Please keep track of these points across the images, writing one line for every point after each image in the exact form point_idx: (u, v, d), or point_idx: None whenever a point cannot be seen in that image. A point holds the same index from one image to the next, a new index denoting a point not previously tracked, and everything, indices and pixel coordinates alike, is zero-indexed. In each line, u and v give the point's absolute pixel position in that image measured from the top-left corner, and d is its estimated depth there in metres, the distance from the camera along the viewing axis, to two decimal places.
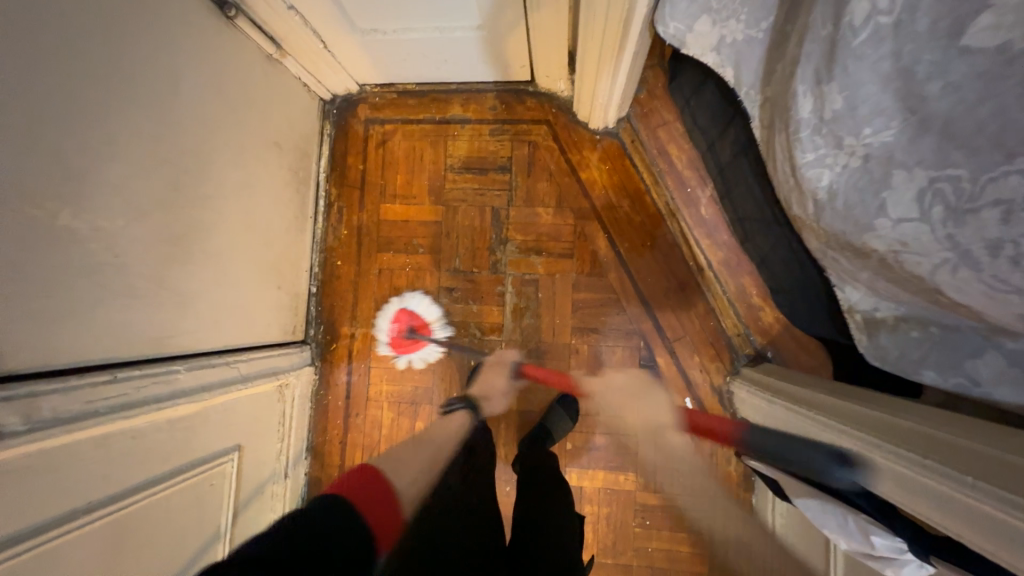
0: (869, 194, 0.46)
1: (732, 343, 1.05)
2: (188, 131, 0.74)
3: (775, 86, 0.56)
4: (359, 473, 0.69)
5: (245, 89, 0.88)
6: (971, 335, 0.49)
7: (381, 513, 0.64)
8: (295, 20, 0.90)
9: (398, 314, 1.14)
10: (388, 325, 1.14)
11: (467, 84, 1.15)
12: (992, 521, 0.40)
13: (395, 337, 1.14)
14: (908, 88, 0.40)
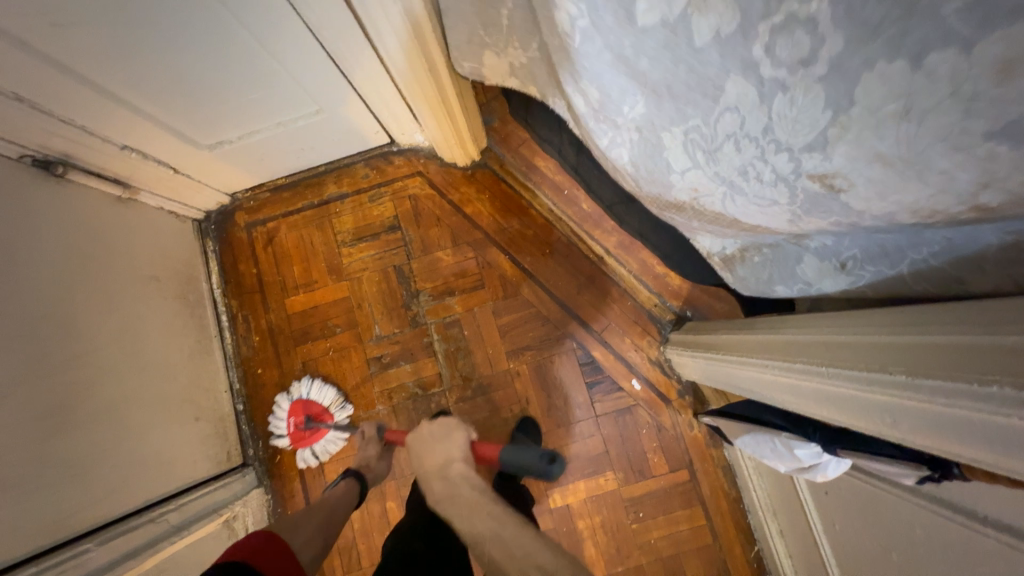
0: (657, 157, 0.52)
1: (654, 315, 1.09)
2: (39, 296, 0.71)
3: (562, 91, 0.63)
4: (265, 540, 0.67)
5: (99, 237, 0.86)
6: (788, 245, 0.54)
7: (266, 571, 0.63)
8: (133, 156, 0.89)
9: (294, 406, 1.08)
10: (285, 415, 1.08)
11: (334, 163, 1.18)
12: (930, 416, 0.37)
13: (294, 430, 1.07)
14: (631, 67, 0.46)
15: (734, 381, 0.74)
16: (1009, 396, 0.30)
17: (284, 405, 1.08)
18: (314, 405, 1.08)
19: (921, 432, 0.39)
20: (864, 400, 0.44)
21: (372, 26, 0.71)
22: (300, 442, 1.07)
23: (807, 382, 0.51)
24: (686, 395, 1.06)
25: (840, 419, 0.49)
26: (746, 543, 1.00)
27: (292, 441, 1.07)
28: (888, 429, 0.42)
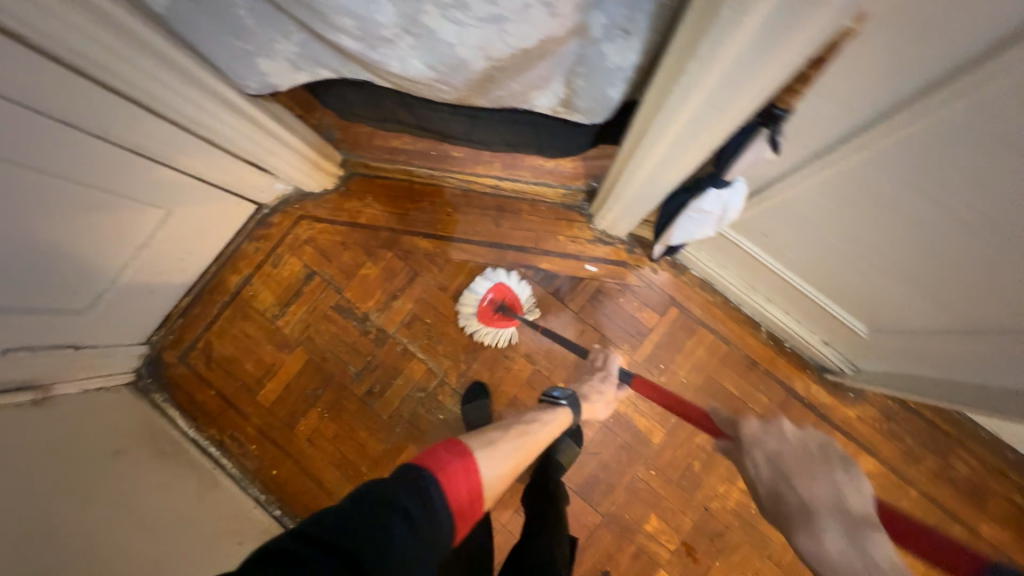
0: (434, 42, 0.56)
1: (570, 204, 1.14)
2: (10, 510, 0.68)
3: (336, 49, 0.65)
4: (459, 454, 0.60)
5: (37, 439, 0.82)
6: (582, 51, 0.59)
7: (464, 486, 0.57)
8: (23, 355, 0.86)
9: (496, 285, 1.10)
10: (483, 292, 1.10)
11: (221, 256, 1.17)
12: (731, 75, 0.42)
13: (486, 305, 1.10)
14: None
15: (643, 199, 0.79)
16: (735, 10, 0.37)
17: (484, 281, 1.10)
18: (516, 297, 1.10)
19: (734, 97, 0.44)
20: (695, 112, 0.48)
21: (148, 96, 0.72)
22: (486, 319, 1.10)
23: (664, 141, 0.57)
24: (636, 249, 1.12)
25: (702, 148, 0.54)
26: (753, 330, 1.07)
27: (480, 316, 1.10)
28: (723, 119, 0.47)
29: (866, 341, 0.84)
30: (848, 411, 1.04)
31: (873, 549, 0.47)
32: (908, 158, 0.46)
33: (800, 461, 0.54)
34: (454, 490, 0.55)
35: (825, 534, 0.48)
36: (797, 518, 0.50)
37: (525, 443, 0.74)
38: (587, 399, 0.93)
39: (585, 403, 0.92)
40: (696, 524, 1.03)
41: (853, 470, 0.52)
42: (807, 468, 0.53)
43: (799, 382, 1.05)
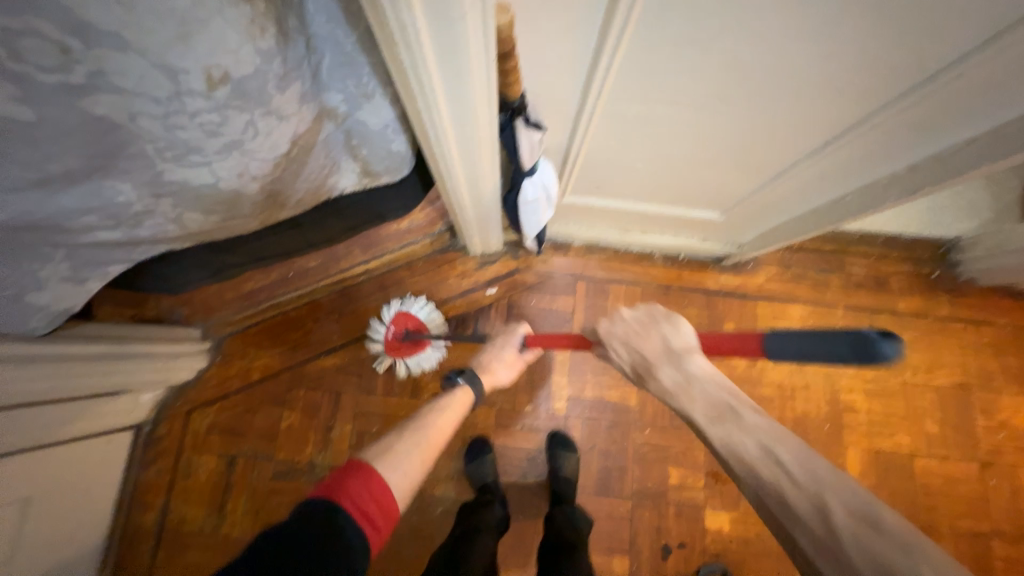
0: (194, 190, 0.54)
1: (441, 248, 1.15)
2: None
3: (107, 244, 0.59)
4: (357, 471, 0.58)
5: None
6: (339, 128, 0.60)
7: (376, 505, 0.56)
8: None
9: (398, 314, 1.06)
10: (384, 327, 1.04)
11: (121, 503, 1.00)
12: (455, 103, 0.44)
13: (392, 338, 1.05)
14: (30, 182, 0.43)
15: (485, 214, 0.81)
16: (411, 63, 0.38)
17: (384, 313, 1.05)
18: (422, 322, 1.07)
19: (472, 109, 0.45)
20: (456, 133, 0.50)
21: None
22: (395, 350, 1.05)
23: (457, 167, 0.59)
24: (520, 252, 1.15)
25: (490, 155, 0.56)
26: (651, 261, 1.14)
27: (388, 347, 1.05)
28: (483, 129, 0.49)
29: (728, 221, 0.93)
30: (757, 279, 1.14)
31: (692, 367, 0.55)
32: (639, 83, 0.52)
33: (642, 328, 0.60)
34: (360, 502, 0.55)
35: (663, 375, 0.57)
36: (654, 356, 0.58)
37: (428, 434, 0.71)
38: (487, 371, 0.87)
39: (489, 373, 0.87)
40: (709, 450, 1.06)
41: (677, 320, 0.58)
42: (644, 332, 0.59)
43: (708, 280, 1.13)
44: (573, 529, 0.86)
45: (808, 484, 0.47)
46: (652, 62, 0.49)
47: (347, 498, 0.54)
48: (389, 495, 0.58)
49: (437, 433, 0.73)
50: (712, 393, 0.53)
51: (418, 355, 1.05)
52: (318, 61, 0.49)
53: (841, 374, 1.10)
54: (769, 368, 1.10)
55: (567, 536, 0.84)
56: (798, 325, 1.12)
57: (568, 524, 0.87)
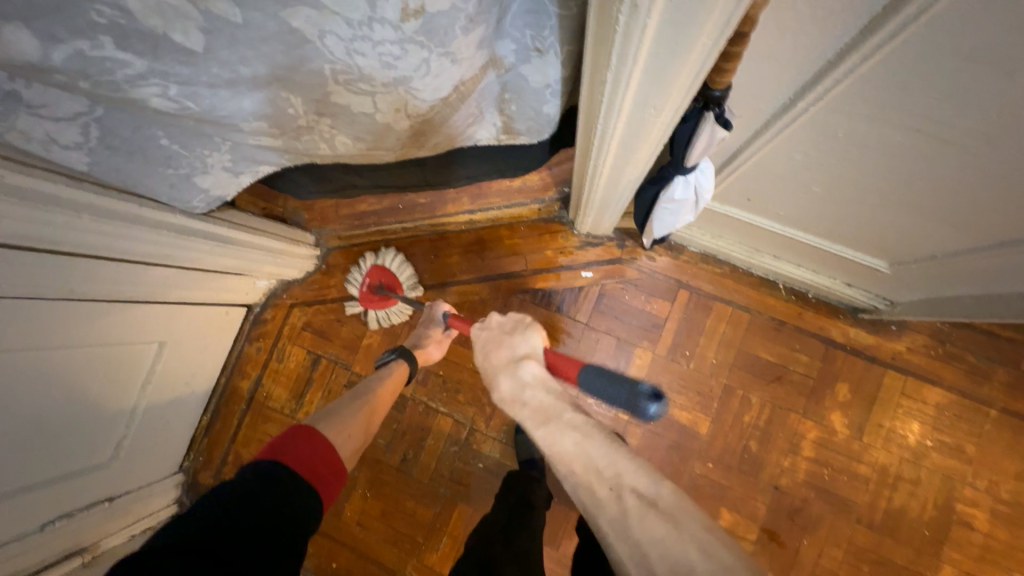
0: (352, 115, 0.54)
1: (547, 217, 1.11)
2: None
3: (267, 149, 0.63)
4: (298, 435, 0.63)
5: None
6: (500, 79, 0.56)
7: (321, 464, 0.62)
8: (75, 517, 0.87)
9: (371, 270, 1.10)
10: (360, 278, 1.10)
11: (226, 365, 1.17)
12: (649, 84, 0.39)
13: (366, 292, 1.10)
14: (225, 81, 0.46)
15: (613, 199, 0.75)
16: (625, 31, 0.34)
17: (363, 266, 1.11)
18: (393, 278, 1.11)
19: (665, 90, 0.39)
20: (632, 112, 0.44)
21: (105, 250, 0.72)
22: (369, 302, 1.10)
23: (612, 147, 0.53)
24: (627, 242, 1.07)
25: (655, 143, 0.50)
26: (772, 290, 1.01)
27: (364, 300, 1.10)
28: (663, 116, 0.43)
29: (893, 274, 0.78)
30: (897, 346, 0.97)
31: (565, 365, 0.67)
32: (875, 99, 0.42)
33: (497, 339, 0.69)
34: (297, 458, 0.60)
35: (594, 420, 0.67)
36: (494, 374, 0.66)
37: (367, 399, 0.78)
38: (418, 346, 0.92)
39: (417, 349, 0.92)
40: (772, 507, 0.97)
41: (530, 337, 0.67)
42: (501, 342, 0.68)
43: (835, 330, 0.98)
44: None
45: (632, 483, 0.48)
46: (909, 78, 0.38)
47: (288, 457, 0.60)
48: (331, 452, 0.64)
49: (381, 400, 0.81)
50: (545, 399, 0.57)
51: (387, 309, 1.11)
52: (507, 5, 0.45)
53: (966, 482, 0.93)
54: (874, 446, 0.95)
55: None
56: (929, 412, 0.95)
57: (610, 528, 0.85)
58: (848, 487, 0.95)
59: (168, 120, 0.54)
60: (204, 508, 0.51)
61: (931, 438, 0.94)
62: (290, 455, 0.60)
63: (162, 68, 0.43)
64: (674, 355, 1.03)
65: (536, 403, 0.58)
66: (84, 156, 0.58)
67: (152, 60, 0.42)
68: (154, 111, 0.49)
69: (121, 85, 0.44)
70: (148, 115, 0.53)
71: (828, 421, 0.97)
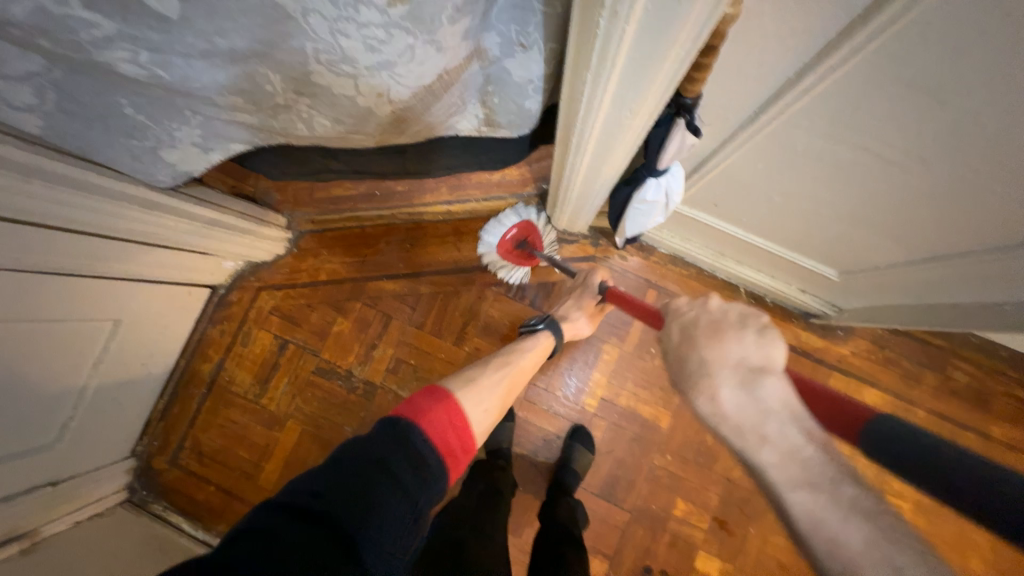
0: (332, 97, 0.54)
1: (525, 211, 1.12)
2: None
3: (241, 125, 0.61)
4: (437, 401, 0.60)
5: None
6: (484, 72, 0.57)
7: (457, 438, 0.58)
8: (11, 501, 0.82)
9: (523, 224, 1.06)
10: (508, 227, 1.05)
11: (187, 347, 1.13)
12: (625, 87, 0.41)
13: (509, 249, 1.06)
14: (200, 51, 0.44)
15: (588, 198, 0.77)
16: (605, 34, 0.35)
17: (508, 219, 1.05)
18: (540, 239, 1.07)
19: (641, 93, 0.40)
20: (609, 113, 0.46)
21: (57, 219, 0.68)
22: (504, 249, 1.06)
23: (589, 146, 0.55)
24: (601, 240, 1.10)
25: (630, 145, 0.52)
26: (733, 293, 1.06)
27: (501, 250, 1.06)
28: (637, 119, 0.45)
29: (842, 283, 0.84)
30: (842, 350, 1.04)
31: (765, 394, 0.48)
32: (830, 118, 0.46)
33: (711, 324, 0.55)
34: (435, 426, 0.56)
35: (720, 391, 0.50)
36: (698, 379, 0.52)
37: (508, 372, 0.79)
38: (567, 319, 0.92)
39: (566, 322, 0.92)
40: (724, 497, 1.02)
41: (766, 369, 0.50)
42: (713, 332, 0.54)
43: (789, 333, 1.05)
44: (573, 523, 0.87)
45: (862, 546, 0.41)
46: (858, 99, 0.42)
47: (431, 428, 0.56)
48: (463, 427, 0.60)
49: (516, 377, 0.81)
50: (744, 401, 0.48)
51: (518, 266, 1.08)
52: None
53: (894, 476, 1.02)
54: None
55: (568, 526, 0.86)
56: None
57: (569, 517, 0.89)
58: None
59: (135, 87, 0.52)
60: (341, 463, 0.49)
61: None
62: (429, 424, 0.56)
63: (132, 33, 0.41)
64: (640, 352, 1.07)
65: (788, 445, 0.46)
66: (39, 119, 0.54)
67: (120, 23, 0.40)
68: (121, 76, 0.47)
69: (86, 47, 0.42)
70: (112, 81, 0.51)
71: None
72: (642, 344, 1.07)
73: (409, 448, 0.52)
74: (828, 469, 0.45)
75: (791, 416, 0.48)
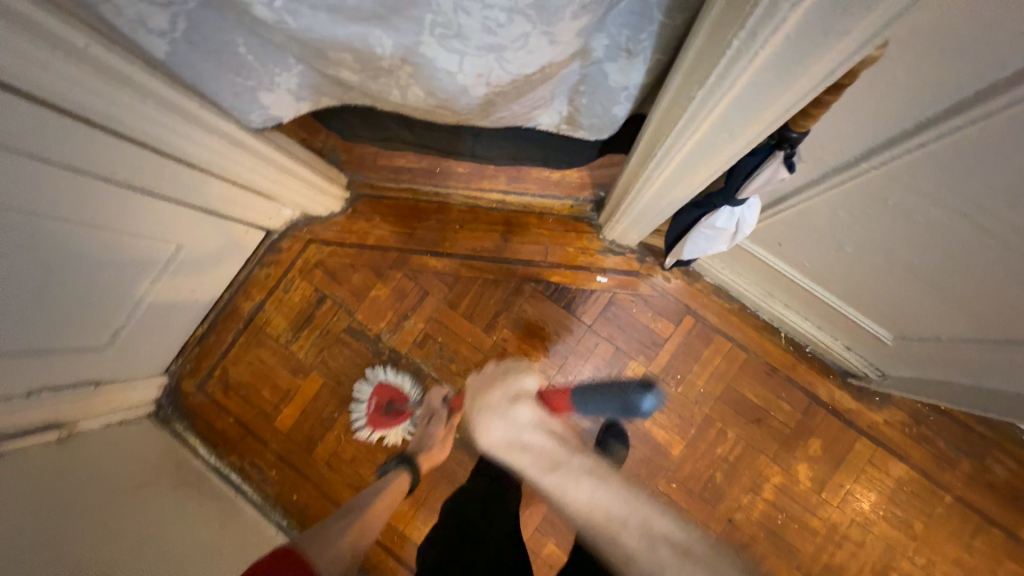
0: (434, 70, 0.55)
1: (577, 215, 1.12)
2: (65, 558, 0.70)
3: (340, 81, 0.64)
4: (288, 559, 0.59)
5: (74, 474, 0.85)
6: (583, 70, 0.57)
7: None
8: (57, 393, 0.89)
9: (377, 388, 1.10)
10: (367, 398, 1.10)
11: (233, 283, 1.18)
12: (734, 113, 0.41)
13: (374, 414, 1.10)
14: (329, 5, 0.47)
15: (652, 213, 0.77)
16: (733, 55, 0.35)
17: (365, 387, 1.10)
18: (399, 393, 1.10)
19: (747, 120, 0.40)
20: (706, 135, 0.46)
21: (155, 140, 0.72)
22: (376, 422, 1.10)
23: (674, 163, 0.55)
24: (647, 258, 1.10)
25: (718, 169, 0.52)
26: (773, 336, 1.04)
27: (370, 424, 1.10)
28: (734, 145, 0.45)
29: (893, 347, 0.81)
30: (875, 416, 1.01)
31: (533, 440, 0.69)
32: (939, 177, 0.44)
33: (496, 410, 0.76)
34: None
35: (527, 436, 0.69)
36: (480, 430, 0.75)
37: (358, 514, 0.77)
38: (419, 449, 0.95)
39: (421, 454, 0.94)
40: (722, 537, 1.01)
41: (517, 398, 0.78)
42: (488, 420, 0.75)
43: (822, 388, 1.02)
44: None
45: (618, 512, 0.61)
46: (976, 165, 0.41)
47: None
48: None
49: (373, 517, 0.78)
50: (543, 440, 0.69)
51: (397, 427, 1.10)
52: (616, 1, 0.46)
53: (905, 556, 0.98)
54: (831, 503, 1.00)
55: None
56: (889, 484, 0.99)
57: None
58: (796, 534, 1.00)
59: (256, 28, 0.55)
60: None
61: (884, 508, 0.99)
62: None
63: None
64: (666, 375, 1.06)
65: (541, 446, 0.68)
66: (164, 44, 0.58)
67: None
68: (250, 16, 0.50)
69: None
70: (239, 19, 0.54)
71: (794, 470, 1.01)
72: (669, 369, 1.06)
73: None
74: (618, 492, 0.64)
75: (544, 435, 0.70)
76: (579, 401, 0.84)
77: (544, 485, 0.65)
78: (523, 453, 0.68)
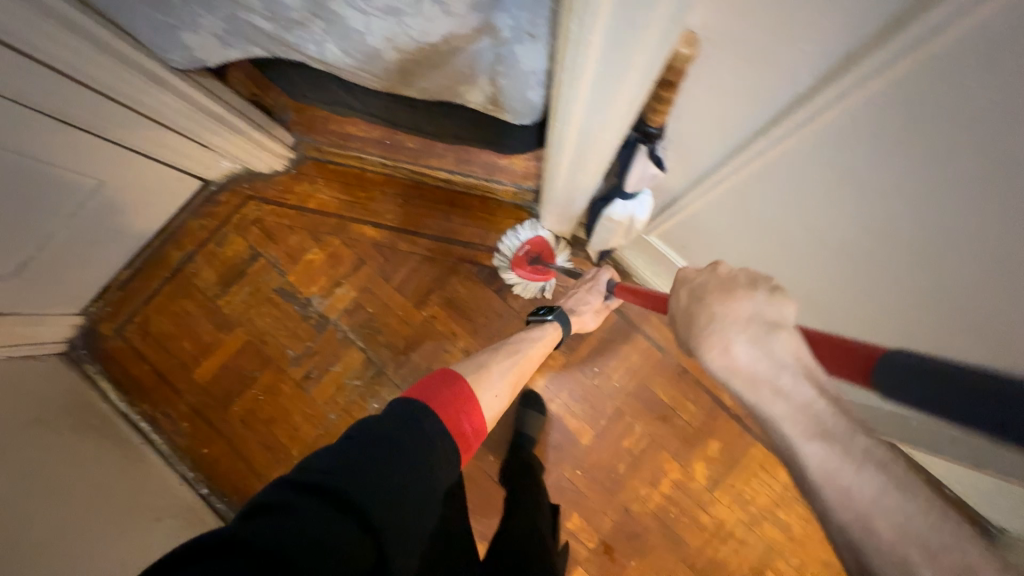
0: (343, 27, 0.56)
1: (521, 203, 1.14)
2: None
3: (260, 29, 0.64)
4: (446, 380, 0.66)
5: None
6: (491, 49, 0.58)
7: (463, 419, 0.62)
8: None
9: (534, 238, 1.06)
10: (522, 243, 1.06)
11: (165, 230, 1.15)
12: (592, 101, 0.43)
13: (521, 258, 1.07)
14: None
15: (568, 205, 0.79)
16: (576, 43, 0.37)
17: (522, 232, 1.07)
18: (550, 251, 1.08)
19: (604, 107, 0.43)
20: (580, 123, 0.48)
21: (71, 69, 0.70)
22: (520, 267, 1.07)
23: (567, 150, 0.57)
24: (582, 252, 1.12)
25: (602, 159, 0.54)
26: None
27: (515, 267, 1.07)
28: (604, 135, 0.47)
29: None
30: None
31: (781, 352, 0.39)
32: None
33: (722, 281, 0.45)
34: (446, 406, 0.61)
35: (734, 346, 0.41)
36: (705, 335, 0.43)
37: (513, 360, 0.85)
38: (576, 312, 0.97)
39: (573, 314, 0.97)
40: (616, 525, 1.05)
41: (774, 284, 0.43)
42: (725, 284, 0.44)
43: (727, 394, 1.07)
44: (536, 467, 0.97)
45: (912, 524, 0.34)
46: None
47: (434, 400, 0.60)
48: (468, 405, 0.64)
49: (515, 377, 0.83)
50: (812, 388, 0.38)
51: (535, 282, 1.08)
52: None
53: (781, 556, 1.04)
54: (721, 502, 1.05)
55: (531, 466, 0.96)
56: (776, 489, 1.05)
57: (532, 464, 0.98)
58: (686, 528, 1.05)
59: None
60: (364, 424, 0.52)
61: (770, 511, 1.05)
62: (437, 397, 0.61)
63: None
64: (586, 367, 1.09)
65: (807, 403, 0.38)
66: None
67: None
68: None
69: None
70: None
71: (691, 468, 1.06)
72: (589, 362, 1.09)
73: (411, 417, 0.55)
74: (936, 525, 0.34)
75: (801, 372, 0.39)
76: (886, 366, 0.32)
77: (788, 453, 0.38)
78: (757, 392, 0.39)
